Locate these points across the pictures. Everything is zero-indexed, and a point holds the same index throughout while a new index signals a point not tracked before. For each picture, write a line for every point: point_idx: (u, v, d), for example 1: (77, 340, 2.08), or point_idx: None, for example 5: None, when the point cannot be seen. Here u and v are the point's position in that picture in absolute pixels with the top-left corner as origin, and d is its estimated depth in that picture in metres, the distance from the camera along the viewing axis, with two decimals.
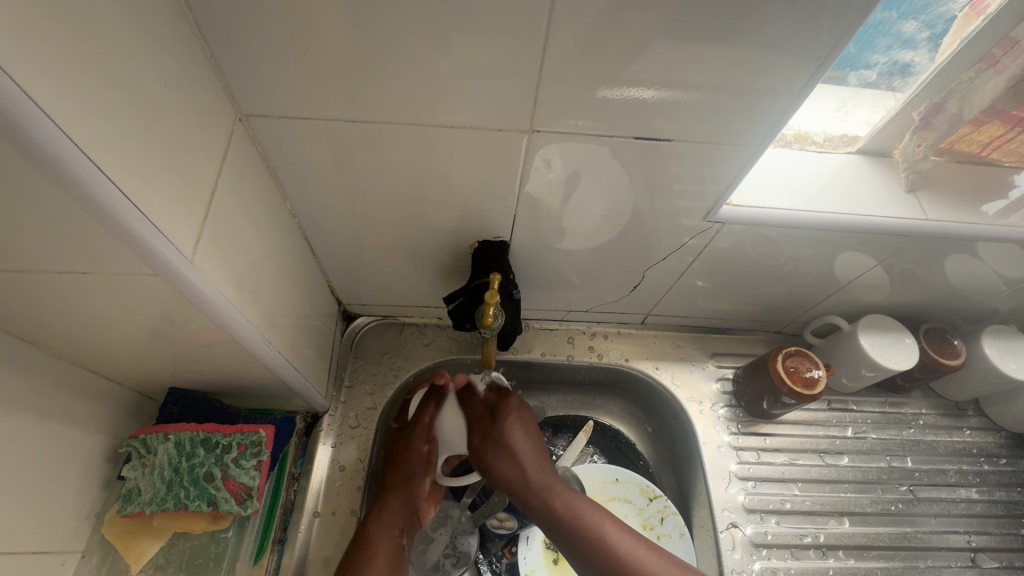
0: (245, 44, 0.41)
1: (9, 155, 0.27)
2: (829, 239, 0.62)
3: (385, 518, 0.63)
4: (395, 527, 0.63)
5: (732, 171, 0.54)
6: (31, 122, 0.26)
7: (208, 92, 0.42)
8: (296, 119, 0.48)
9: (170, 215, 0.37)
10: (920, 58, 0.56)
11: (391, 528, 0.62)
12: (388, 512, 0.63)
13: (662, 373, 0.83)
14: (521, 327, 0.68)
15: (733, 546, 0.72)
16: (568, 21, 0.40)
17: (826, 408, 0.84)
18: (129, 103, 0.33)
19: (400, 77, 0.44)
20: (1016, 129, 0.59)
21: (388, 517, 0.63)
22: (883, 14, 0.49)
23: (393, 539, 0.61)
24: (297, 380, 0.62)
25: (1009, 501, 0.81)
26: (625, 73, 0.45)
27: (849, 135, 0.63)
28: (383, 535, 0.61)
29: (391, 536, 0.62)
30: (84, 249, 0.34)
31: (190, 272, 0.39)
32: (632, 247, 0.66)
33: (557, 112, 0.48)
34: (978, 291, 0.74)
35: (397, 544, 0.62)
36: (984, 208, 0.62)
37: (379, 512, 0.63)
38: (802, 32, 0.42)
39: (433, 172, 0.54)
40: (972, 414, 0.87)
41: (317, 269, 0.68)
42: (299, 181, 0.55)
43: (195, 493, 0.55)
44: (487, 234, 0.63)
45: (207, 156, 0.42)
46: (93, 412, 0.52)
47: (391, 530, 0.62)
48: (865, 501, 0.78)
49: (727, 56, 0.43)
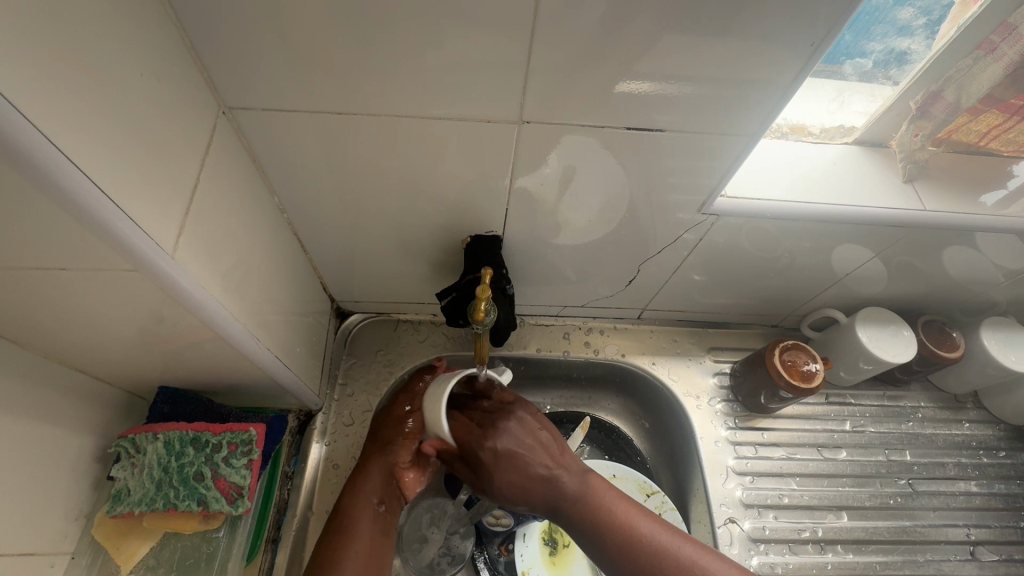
0: (228, 36, 0.41)
1: None
2: (826, 231, 0.62)
3: (364, 486, 0.62)
4: (373, 496, 0.62)
5: (727, 162, 0.54)
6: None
7: (190, 85, 0.41)
8: (282, 113, 0.47)
9: (149, 212, 0.36)
10: (915, 46, 0.54)
11: (369, 495, 0.61)
12: (365, 480, 0.62)
13: (658, 369, 0.82)
14: (515, 323, 0.67)
15: (731, 542, 0.71)
16: (558, 10, 0.40)
17: (824, 401, 0.83)
18: (105, 98, 0.32)
19: (387, 70, 0.44)
20: (1014, 117, 0.58)
21: (365, 484, 0.62)
22: (878, 1, 0.48)
23: (371, 504, 0.61)
24: (288, 378, 0.61)
25: (1008, 494, 0.80)
26: (617, 65, 0.44)
27: (846, 126, 0.62)
28: (363, 503, 0.60)
29: (368, 504, 0.61)
30: (60, 247, 0.33)
31: (171, 269, 0.39)
32: (628, 241, 0.65)
33: (548, 105, 0.47)
34: (977, 283, 0.73)
35: (376, 511, 0.61)
36: (981, 199, 0.62)
37: (358, 480, 0.62)
38: (797, 20, 0.41)
39: (423, 166, 0.53)
40: (971, 407, 0.86)
41: (308, 265, 0.67)
42: (286, 176, 0.54)
43: (185, 492, 0.55)
44: (479, 228, 0.62)
45: (189, 151, 0.41)
46: (81, 412, 0.51)
47: (368, 497, 0.61)
48: (864, 496, 0.77)
49: (721, 45, 0.42)
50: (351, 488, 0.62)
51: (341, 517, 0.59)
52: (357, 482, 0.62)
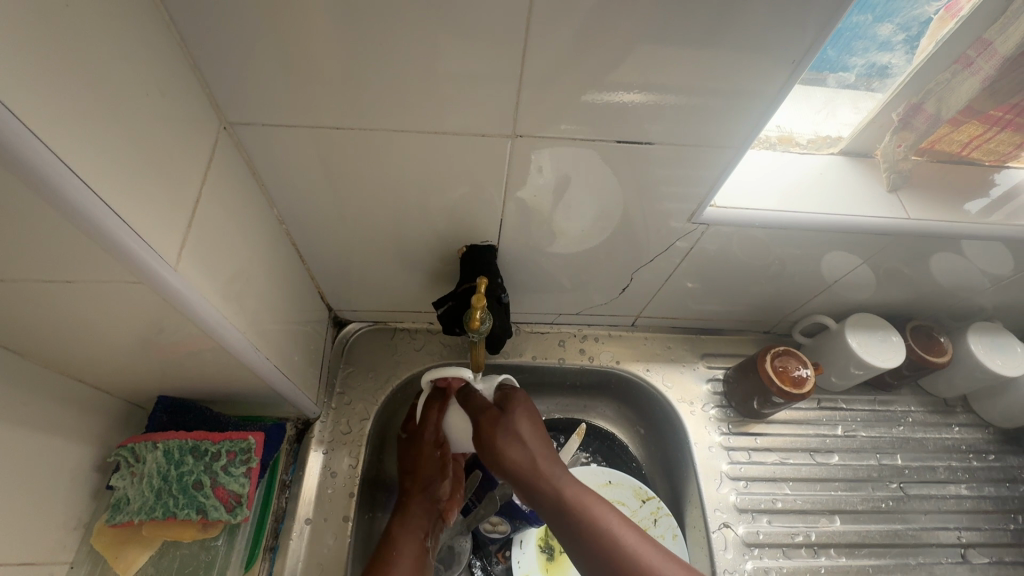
0: (228, 51, 0.42)
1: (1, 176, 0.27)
2: (814, 239, 0.63)
3: (410, 522, 0.67)
4: (420, 530, 0.67)
5: (716, 172, 0.55)
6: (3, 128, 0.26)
7: (191, 99, 0.42)
8: (281, 127, 0.48)
9: (152, 223, 0.37)
10: (896, 60, 0.56)
11: (416, 530, 0.67)
12: (411, 517, 0.67)
13: (653, 375, 0.83)
14: (511, 331, 0.68)
15: (725, 546, 0.72)
16: (549, 27, 0.41)
17: (816, 406, 0.84)
18: (110, 115, 0.33)
19: (384, 84, 0.45)
20: (995, 128, 0.60)
21: (410, 519, 0.67)
22: (858, 18, 0.50)
23: (418, 540, 0.66)
24: (287, 387, 0.62)
25: (998, 497, 0.81)
26: (608, 78, 0.45)
27: (832, 136, 0.64)
28: (408, 539, 0.66)
29: (416, 538, 0.66)
30: (67, 259, 0.34)
31: (173, 280, 0.39)
32: (621, 250, 0.66)
33: (541, 118, 0.49)
34: (963, 289, 0.74)
35: (423, 545, 0.66)
36: (965, 206, 0.63)
37: (403, 516, 0.68)
38: (780, 35, 0.42)
39: (420, 177, 0.54)
40: (961, 411, 0.87)
41: (306, 275, 0.68)
42: (284, 188, 0.55)
43: (184, 501, 0.55)
44: (475, 238, 0.63)
45: (190, 165, 0.42)
46: (80, 421, 0.52)
47: (416, 532, 0.66)
48: (856, 500, 0.78)
49: (707, 59, 0.44)
50: (396, 525, 0.67)
51: (390, 551, 0.64)
52: (403, 518, 0.68)
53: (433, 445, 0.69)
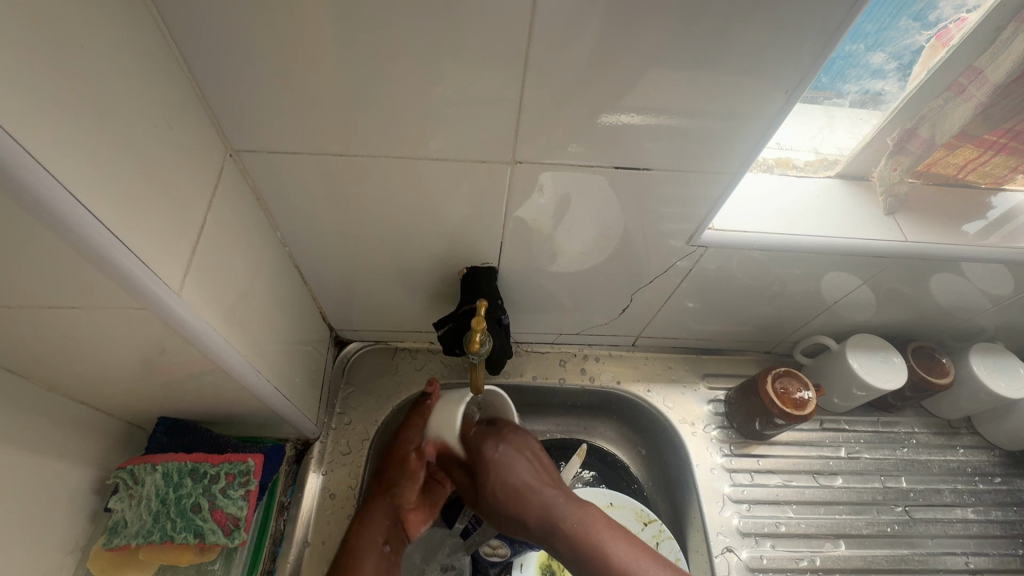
0: (235, 80, 0.43)
1: (6, 203, 0.28)
2: (814, 260, 0.63)
3: (370, 526, 0.64)
4: (378, 535, 0.63)
5: (713, 195, 0.56)
6: (9, 158, 0.27)
7: (197, 126, 0.43)
8: (286, 153, 0.49)
9: (156, 247, 0.38)
10: (889, 86, 0.58)
11: (375, 535, 0.63)
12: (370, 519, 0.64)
13: (653, 396, 0.83)
14: (511, 353, 0.69)
15: (729, 571, 0.71)
16: (547, 53, 0.42)
17: (819, 428, 0.84)
18: (114, 140, 0.34)
19: (386, 110, 0.46)
20: (989, 151, 0.61)
21: (371, 523, 0.64)
22: (850, 48, 0.52)
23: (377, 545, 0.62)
24: (287, 409, 0.62)
25: (1005, 521, 0.80)
26: (606, 102, 0.46)
27: (829, 159, 0.65)
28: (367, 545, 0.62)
29: (375, 544, 0.63)
30: (69, 284, 0.35)
31: (175, 304, 0.40)
32: (621, 271, 0.67)
33: (541, 142, 0.49)
34: (964, 309, 0.74)
35: (381, 552, 0.62)
36: (964, 228, 0.64)
37: (364, 519, 0.64)
38: (773, 60, 0.43)
39: (421, 200, 0.55)
40: (965, 432, 0.87)
41: (308, 296, 0.68)
42: (288, 211, 0.56)
43: (182, 525, 0.55)
44: (475, 260, 0.64)
45: (194, 188, 0.42)
46: (80, 443, 0.52)
47: (374, 538, 0.63)
48: (861, 524, 0.77)
49: (701, 84, 0.45)
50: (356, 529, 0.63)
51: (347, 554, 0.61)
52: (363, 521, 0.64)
53: (410, 450, 0.69)
